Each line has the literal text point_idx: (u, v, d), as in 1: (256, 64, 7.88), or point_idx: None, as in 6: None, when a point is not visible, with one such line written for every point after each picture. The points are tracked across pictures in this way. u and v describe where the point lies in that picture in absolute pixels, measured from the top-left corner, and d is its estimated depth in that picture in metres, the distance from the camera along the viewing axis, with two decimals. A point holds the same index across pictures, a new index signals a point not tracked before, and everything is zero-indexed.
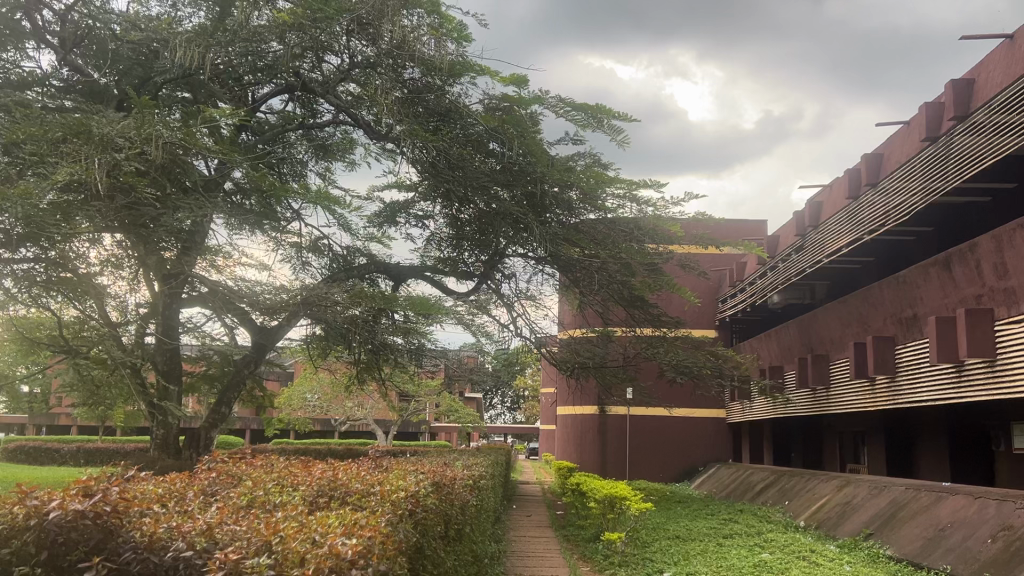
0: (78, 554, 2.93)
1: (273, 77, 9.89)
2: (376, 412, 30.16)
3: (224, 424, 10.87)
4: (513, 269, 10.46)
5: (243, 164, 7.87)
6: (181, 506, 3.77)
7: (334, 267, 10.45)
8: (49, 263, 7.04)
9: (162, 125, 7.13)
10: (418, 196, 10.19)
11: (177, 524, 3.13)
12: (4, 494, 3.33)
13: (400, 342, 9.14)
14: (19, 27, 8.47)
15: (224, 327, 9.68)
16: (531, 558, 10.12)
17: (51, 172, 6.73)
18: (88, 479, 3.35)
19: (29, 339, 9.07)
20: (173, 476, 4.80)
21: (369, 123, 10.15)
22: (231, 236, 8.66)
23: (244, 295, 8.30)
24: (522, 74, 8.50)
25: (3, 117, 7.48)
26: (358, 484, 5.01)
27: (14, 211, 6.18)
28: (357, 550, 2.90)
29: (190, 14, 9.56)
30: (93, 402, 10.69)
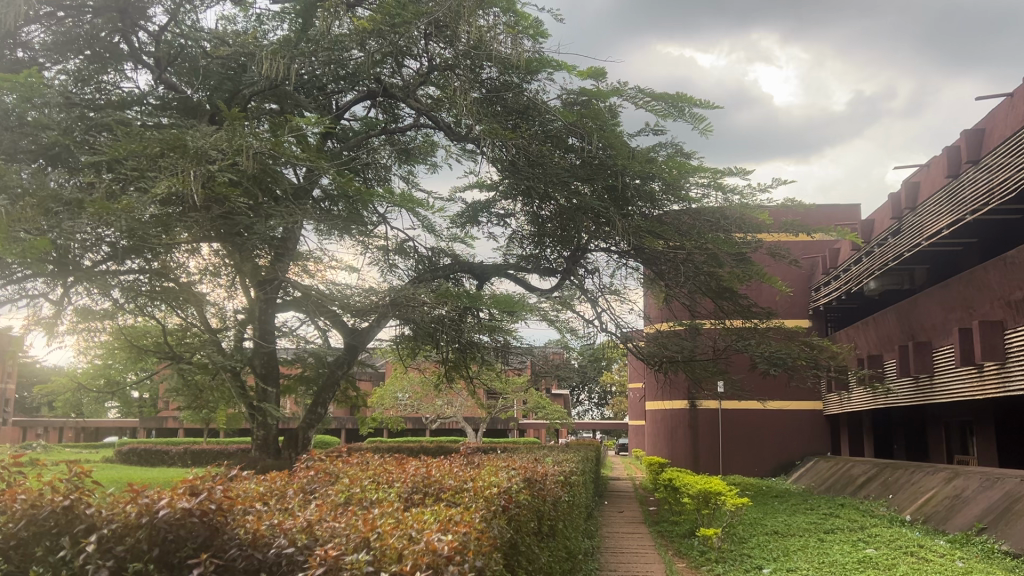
0: (187, 551, 3.10)
1: (355, 85, 10.12)
2: (464, 410, 30.53)
3: (321, 424, 11.16)
4: (596, 264, 10.44)
5: (331, 170, 8.04)
6: (282, 504, 3.87)
7: (420, 268, 10.59)
8: (153, 273, 7.37)
9: (252, 136, 7.35)
10: (499, 195, 10.26)
11: (278, 521, 3.22)
12: (119, 495, 3.52)
13: (487, 339, 9.23)
14: (117, 49, 9.07)
15: (317, 329, 9.95)
16: (626, 554, 10.03)
17: (151, 186, 7.04)
18: (194, 478, 3.50)
19: (137, 346, 9.55)
20: (274, 475, 4.95)
21: (449, 124, 10.23)
22: (322, 241, 8.93)
23: (336, 298, 8.58)
24: (600, 67, 8.44)
25: (107, 137, 7.87)
26: (451, 480, 5.07)
27: (119, 225, 6.54)
28: (453, 546, 2.92)
29: (274, 27, 9.85)
30: (197, 405, 11.15)
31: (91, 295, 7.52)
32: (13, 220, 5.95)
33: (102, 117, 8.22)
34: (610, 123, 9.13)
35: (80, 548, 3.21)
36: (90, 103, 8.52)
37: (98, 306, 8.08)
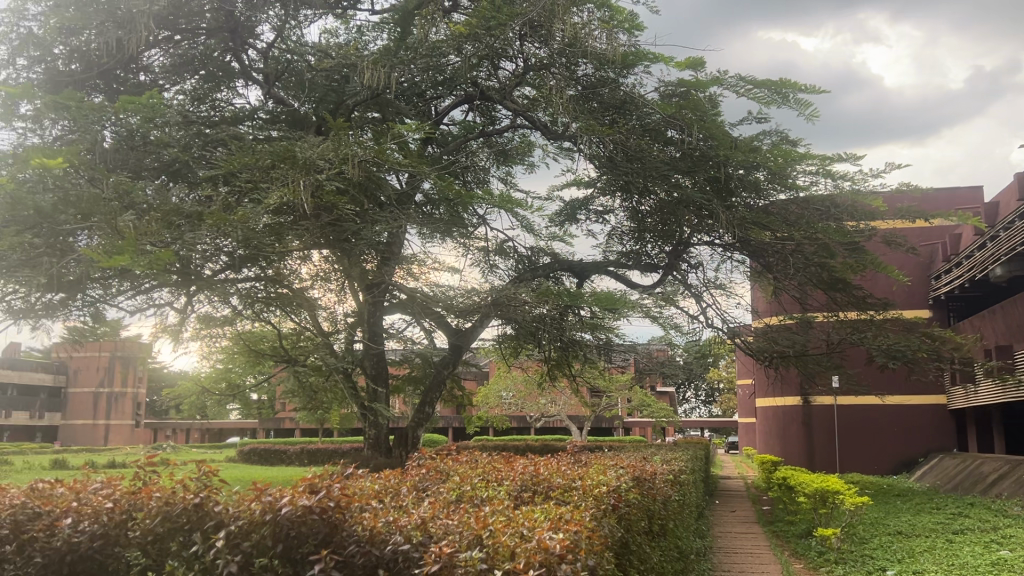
0: (309, 547, 3.24)
1: (453, 89, 10.17)
2: (568, 408, 30.54)
3: (429, 423, 11.35)
4: (700, 258, 10.29)
5: (432, 174, 8.18)
6: (396, 501, 3.98)
7: (520, 268, 10.67)
8: (268, 280, 7.74)
9: (356, 145, 7.54)
10: (597, 192, 10.20)
11: (394, 518, 3.30)
12: (244, 493, 3.71)
13: (589, 337, 9.21)
14: (229, 67, 9.54)
15: (423, 330, 10.14)
16: (740, 555, 9.78)
17: (264, 197, 7.35)
18: (313, 477, 3.65)
19: (255, 350, 9.98)
20: (388, 473, 5.09)
21: (545, 123, 10.30)
22: (425, 244, 9.10)
23: (440, 299, 8.74)
24: (699, 57, 8.27)
25: (222, 152, 8.26)
26: (560, 479, 5.07)
27: (236, 235, 6.86)
28: (566, 544, 2.91)
29: (374, 37, 10.09)
30: (312, 407, 11.54)
31: (213, 303, 7.92)
32: (141, 234, 6.32)
33: (217, 133, 8.60)
34: (710, 113, 8.96)
35: (210, 543, 3.40)
36: (206, 120, 8.93)
37: (219, 313, 8.49)
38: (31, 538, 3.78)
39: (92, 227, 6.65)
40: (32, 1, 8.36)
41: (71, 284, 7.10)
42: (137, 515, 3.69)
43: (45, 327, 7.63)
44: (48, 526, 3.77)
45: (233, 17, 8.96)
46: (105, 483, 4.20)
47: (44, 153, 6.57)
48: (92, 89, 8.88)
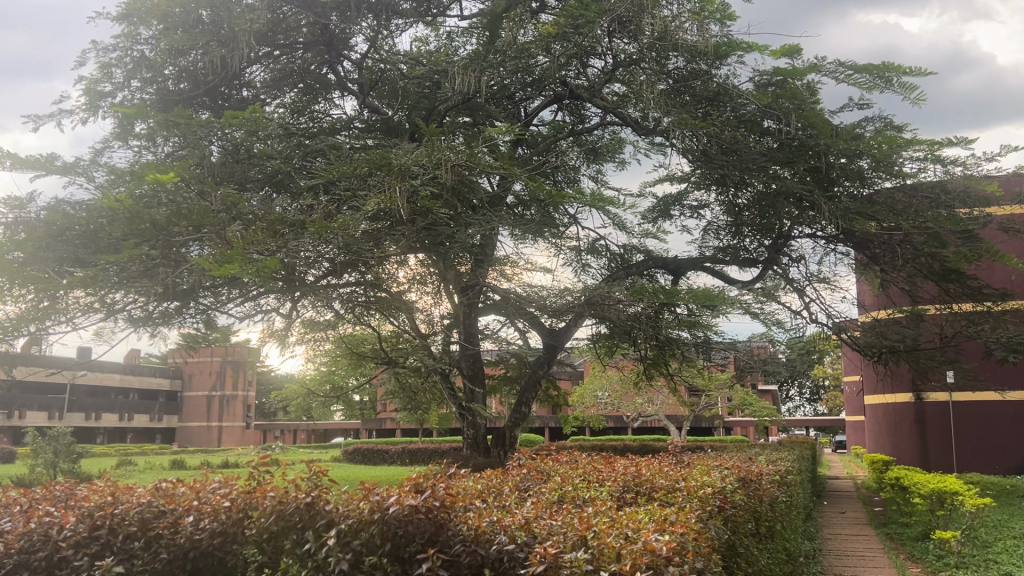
0: (416, 546, 3.34)
1: (542, 90, 10.11)
2: (666, 407, 30.11)
3: (527, 423, 11.38)
4: (801, 251, 9.97)
5: (523, 176, 8.19)
6: (500, 501, 4.03)
7: (613, 266, 10.61)
8: (368, 284, 7.90)
9: (449, 150, 7.65)
10: (691, 187, 10.03)
11: (498, 518, 3.33)
12: (352, 492, 3.84)
13: (687, 336, 9.06)
14: (325, 79, 9.87)
15: (517, 330, 10.18)
16: (851, 558, 9.41)
17: (362, 204, 7.56)
18: (419, 477, 3.76)
19: (355, 353, 10.24)
20: (490, 473, 5.13)
21: (636, 119, 10.17)
22: (518, 245, 9.13)
23: (533, 300, 8.79)
24: (794, 44, 8.03)
25: (321, 162, 8.52)
26: (663, 479, 5.01)
27: (337, 241, 7.08)
28: (672, 546, 2.88)
29: (464, 42, 10.18)
30: (412, 408, 11.75)
31: (316, 307, 8.17)
32: (249, 243, 6.65)
33: (316, 143, 8.85)
34: (808, 101, 8.71)
35: (322, 541, 3.53)
36: (305, 132, 9.20)
37: (322, 317, 8.77)
38: (157, 534, 3.99)
39: (203, 238, 6.98)
40: (143, 26, 8.90)
41: (185, 292, 7.47)
42: (253, 513, 3.86)
43: (162, 334, 8.05)
44: (171, 523, 3.97)
45: (328, 29, 9.25)
46: (223, 482, 4.39)
47: (157, 169, 6.94)
48: (199, 106, 9.34)
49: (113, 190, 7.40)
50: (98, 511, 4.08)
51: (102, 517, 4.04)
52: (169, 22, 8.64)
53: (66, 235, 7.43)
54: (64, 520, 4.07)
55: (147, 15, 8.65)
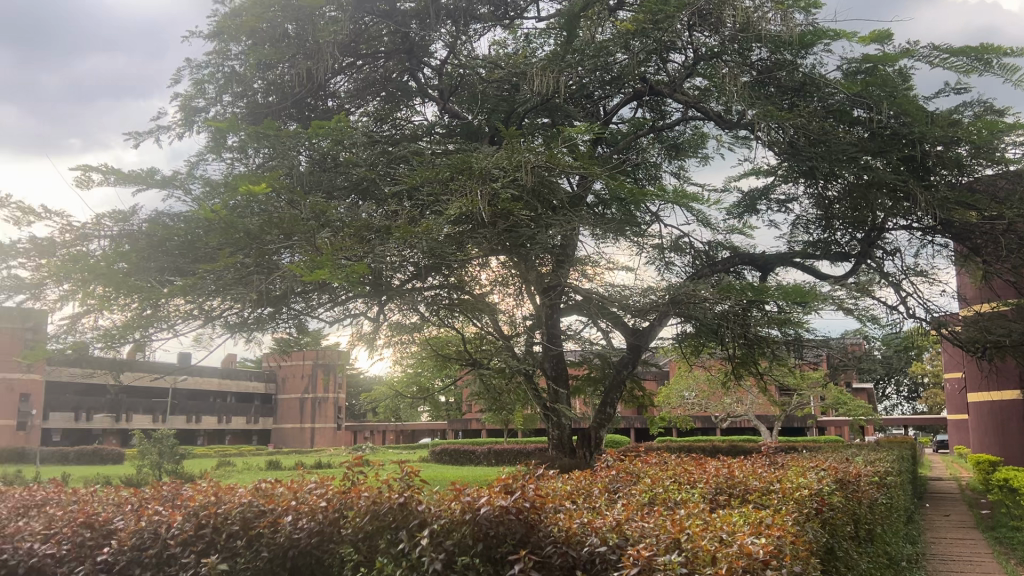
0: (508, 546, 3.40)
1: (621, 87, 10.01)
2: (756, 408, 29.40)
3: (613, 424, 11.29)
4: (896, 243, 9.60)
5: (605, 175, 8.13)
6: (590, 502, 4.04)
7: (698, 264, 10.44)
8: (451, 287, 8.05)
9: (529, 151, 7.65)
10: (778, 180, 9.77)
11: (589, 520, 3.33)
12: (443, 493, 3.92)
13: (777, 333, 8.83)
14: (406, 86, 10.02)
15: (601, 330, 10.10)
16: (957, 563, 8.99)
17: (445, 207, 7.63)
18: (508, 478, 3.82)
19: (440, 355, 10.36)
20: (579, 475, 5.12)
21: (719, 113, 9.96)
22: (599, 245, 9.06)
23: (615, 299, 8.65)
24: (885, 29, 7.74)
25: (403, 168, 8.65)
26: (757, 481, 4.90)
27: (421, 245, 7.17)
28: (769, 550, 2.82)
29: (541, 43, 10.18)
30: (497, 409, 11.80)
31: (402, 311, 8.31)
32: (337, 249, 6.86)
33: (400, 150, 8.85)
34: (900, 88, 8.40)
35: (416, 541, 3.60)
36: (389, 139, 9.29)
37: (408, 320, 8.91)
38: (258, 533, 4.13)
39: (293, 245, 7.19)
40: (233, 42, 9.15)
41: (278, 298, 7.71)
42: (348, 513, 3.96)
43: (257, 339, 8.33)
44: (271, 523, 4.10)
45: (408, 37, 9.41)
46: (319, 483, 4.52)
47: (249, 180, 7.20)
48: (288, 117, 9.63)
49: (209, 202, 7.70)
50: (203, 511, 4.25)
51: (206, 517, 4.21)
52: (257, 38, 8.96)
53: (166, 246, 7.77)
54: (171, 520, 4.25)
55: (236, 32, 8.88)
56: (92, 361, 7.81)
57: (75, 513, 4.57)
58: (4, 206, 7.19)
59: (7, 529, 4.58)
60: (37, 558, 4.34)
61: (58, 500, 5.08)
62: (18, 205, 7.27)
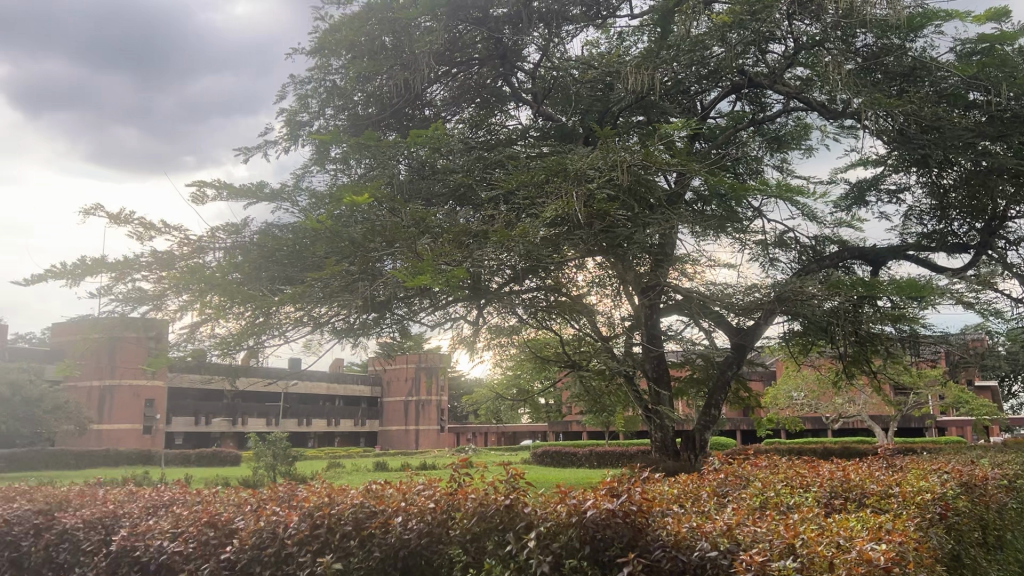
0: (616, 549, 3.51)
1: (718, 82, 9.82)
2: (869, 407, 28.18)
3: (717, 425, 11.04)
4: (1020, 232, 9.04)
5: (703, 171, 7.98)
6: (698, 505, 4.02)
7: (804, 259, 10.12)
8: (549, 289, 8.12)
9: (625, 150, 7.66)
10: (888, 170, 9.37)
11: (698, 524, 3.37)
12: (549, 496, 4.02)
13: (891, 329, 8.46)
14: (500, 91, 10.09)
15: (703, 330, 9.90)
16: None
17: (541, 210, 7.63)
18: (613, 481, 3.91)
19: (540, 357, 10.39)
20: (686, 478, 5.04)
21: (823, 103, 9.64)
22: (700, 242, 8.89)
23: (718, 298, 8.36)
24: (1002, 7, 7.32)
25: (499, 172, 8.72)
26: (874, 485, 4.72)
27: (518, 249, 7.19)
28: (891, 556, 2.78)
29: (635, 41, 10.10)
30: (597, 411, 11.73)
31: (500, 314, 8.38)
32: (437, 255, 6.98)
33: (495, 155, 8.94)
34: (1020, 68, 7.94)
35: (523, 543, 3.68)
36: (484, 145, 9.36)
37: (507, 323, 8.97)
38: (370, 534, 4.23)
39: (395, 252, 7.36)
40: (333, 57, 9.47)
41: (381, 305, 7.90)
42: (457, 515, 4.05)
43: (362, 344, 8.57)
44: (382, 523, 4.21)
45: (502, 43, 9.48)
46: (427, 484, 4.62)
47: (352, 190, 7.41)
48: (387, 127, 9.88)
49: (314, 213, 7.97)
50: (318, 511, 4.38)
51: (321, 517, 4.34)
52: (356, 52, 9.22)
53: (275, 256, 8.08)
54: (288, 520, 4.40)
55: (336, 46, 9.20)
56: (211, 367, 8.20)
57: (200, 513, 4.80)
58: (128, 222, 7.64)
59: (139, 528, 4.85)
60: (167, 555, 4.59)
61: (184, 500, 5.37)
62: (140, 221, 7.71)
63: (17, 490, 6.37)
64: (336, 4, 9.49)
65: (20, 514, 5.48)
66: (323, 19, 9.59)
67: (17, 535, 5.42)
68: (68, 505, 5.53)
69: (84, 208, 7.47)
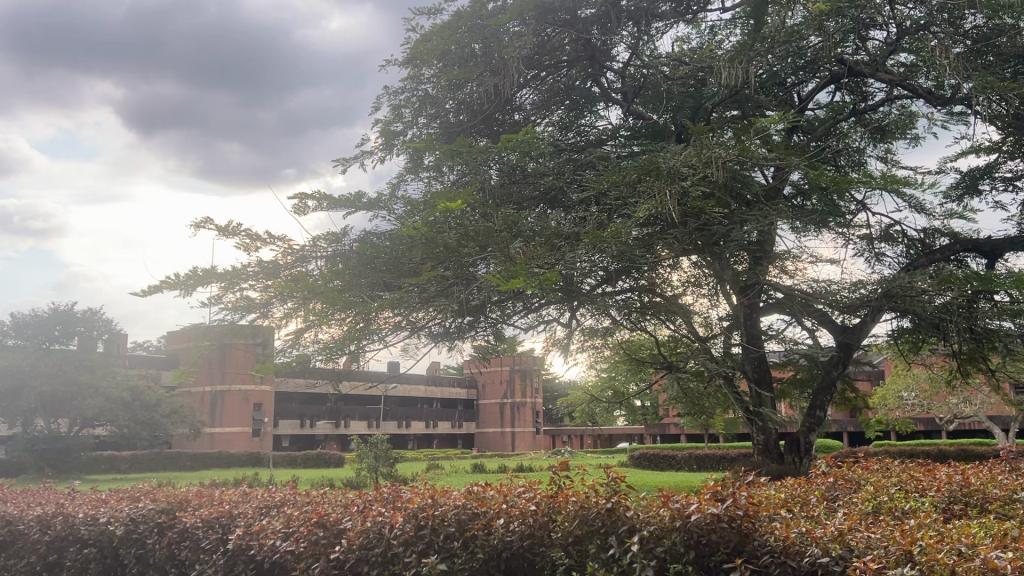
0: (721, 555, 3.53)
1: (816, 72, 9.52)
2: (988, 407, 26.65)
3: (822, 427, 10.66)
4: None
5: (802, 165, 7.76)
6: (808, 510, 3.91)
7: (913, 254, 9.68)
8: (643, 290, 8.04)
9: (720, 146, 7.54)
10: (1003, 156, 8.87)
11: (808, 529, 3.40)
12: (651, 499, 4.02)
13: (1010, 325, 8.01)
14: (590, 92, 10.06)
15: (806, 329, 9.59)
16: None
17: (633, 210, 7.54)
18: (717, 485, 3.89)
19: (635, 359, 10.29)
20: (793, 483, 4.91)
21: (929, 89, 9.22)
22: (800, 239, 8.64)
23: (821, 296, 8.11)
24: None
25: (591, 173, 8.70)
26: (998, 491, 4.49)
27: (610, 250, 7.10)
28: (1017, 564, 2.71)
29: (728, 35, 9.90)
30: (696, 414, 11.51)
31: (595, 315, 8.34)
32: (530, 258, 7.04)
33: (586, 156, 8.93)
34: None
35: (627, 546, 3.71)
36: (575, 146, 9.36)
37: (601, 325, 8.92)
38: (473, 535, 4.29)
39: (488, 256, 7.43)
40: (425, 66, 9.68)
41: (476, 309, 7.99)
42: (558, 517, 4.09)
43: (458, 347, 8.70)
44: (484, 525, 4.25)
45: (590, 43, 9.49)
46: (527, 486, 4.61)
47: (446, 197, 7.54)
48: (478, 133, 9.99)
49: (409, 220, 8.13)
50: (421, 512, 4.47)
51: (425, 518, 4.43)
52: (447, 60, 9.39)
53: (373, 263, 8.27)
54: (393, 520, 4.50)
55: (428, 56, 9.42)
56: (315, 372, 8.49)
57: (309, 513, 4.97)
58: (235, 234, 7.98)
59: (253, 528, 5.05)
60: (280, 554, 4.77)
61: (294, 501, 5.57)
62: (247, 233, 8.05)
63: (141, 489, 6.75)
64: (427, 14, 9.68)
65: (144, 513, 5.80)
66: (414, 30, 9.80)
67: (143, 533, 5.75)
68: (188, 505, 5.82)
69: (196, 221, 7.85)
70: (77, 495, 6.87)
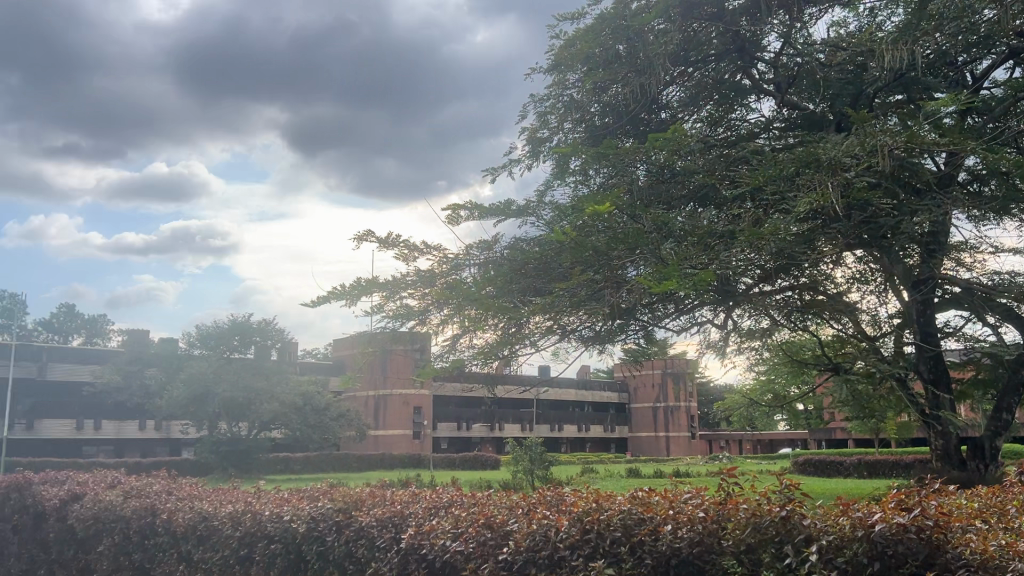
0: (910, 566, 3.40)
1: (991, 48, 8.81)
2: None
3: (1009, 431, 9.82)
4: None
5: (979, 149, 7.19)
6: (1005, 522, 3.70)
7: None
8: (804, 287, 7.79)
9: (886, 133, 7.11)
10: None
11: (1008, 543, 3.35)
12: (829, 508, 3.92)
13: None
14: (740, 85, 9.79)
15: (988, 325, 8.88)
16: None
17: (792, 205, 7.20)
18: (901, 493, 3.77)
19: (797, 359, 9.87)
20: (986, 491, 4.59)
21: None
22: (979, 228, 8.01)
23: (1006, 289, 7.50)
24: None
25: (744, 168, 8.44)
26: None
27: (770, 248, 6.87)
28: None
29: (888, 15, 9.34)
30: (865, 418, 10.89)
31: (753, 316, 8.09)
32: (683, 258, 6.91)
33: (738, 151, 8.68)
34: None
35: (804, 556, 3.65)
36: (726, 142, 9.11)
37: (760, 326, 8.62)
38: (640, 540, 4.26)
39: (639, 258, 7.33)
40: (570, 72, 9.78)
41: (628, 311, 7.92)
42: (728, 525, 4.01)
43: (609, 350, 8.68)
44: (652, 531, 4.22)
45: (739, 35, 9.24)
46: (693, 492, 4.54)
47: (595, 200, 7.54)
48: (625, 134, 9.91)
49: (560, 225, 8.19)
50: (587, 516, 4.47)
51: (591, 522, 4.42)
52: (592, 64, 9.41)
53: (525, 269, 8.37)
54: (558, 524, 4.53)
55: (573, 60, 9.47)
56: (471, 377, 8.70)
57: (476, 515, 5.08)
58: (395, 245, 8.32)
59: (423, 528, 5.24)
60: (450, 554, 4.92)
61: (460, 502, 5.72)
62: (405, 244, 8.38)
63: (319, 489, 7.14)
64: (570, 19, 9.72)
65: (323, 512, 6.15)
66: (558, 36, 9.86)
67: (322, 531, 6.08)
68: (362, 505, 6.11)
69: (359, 235, 8.24)
70: (262, 494, 7.35)
